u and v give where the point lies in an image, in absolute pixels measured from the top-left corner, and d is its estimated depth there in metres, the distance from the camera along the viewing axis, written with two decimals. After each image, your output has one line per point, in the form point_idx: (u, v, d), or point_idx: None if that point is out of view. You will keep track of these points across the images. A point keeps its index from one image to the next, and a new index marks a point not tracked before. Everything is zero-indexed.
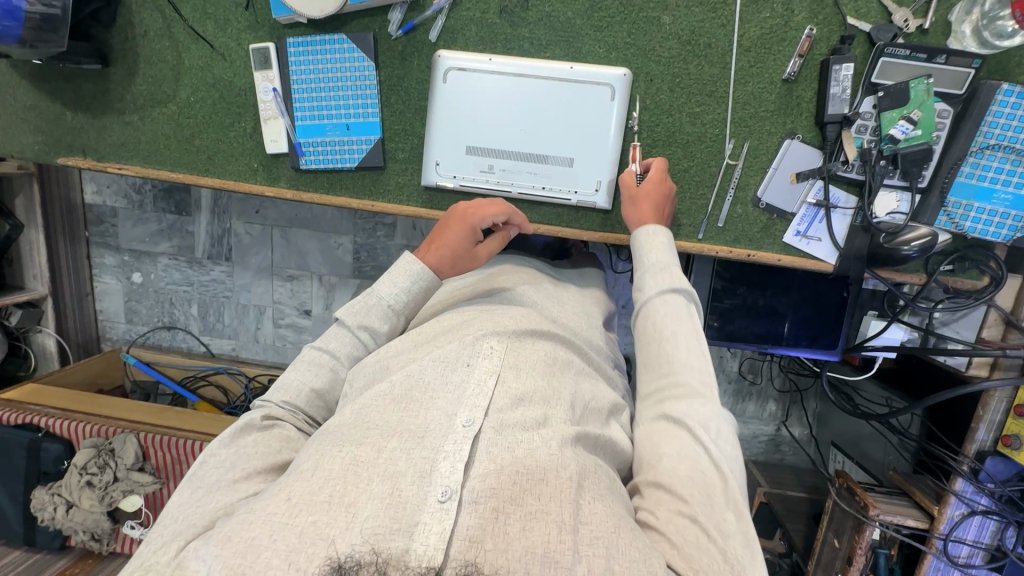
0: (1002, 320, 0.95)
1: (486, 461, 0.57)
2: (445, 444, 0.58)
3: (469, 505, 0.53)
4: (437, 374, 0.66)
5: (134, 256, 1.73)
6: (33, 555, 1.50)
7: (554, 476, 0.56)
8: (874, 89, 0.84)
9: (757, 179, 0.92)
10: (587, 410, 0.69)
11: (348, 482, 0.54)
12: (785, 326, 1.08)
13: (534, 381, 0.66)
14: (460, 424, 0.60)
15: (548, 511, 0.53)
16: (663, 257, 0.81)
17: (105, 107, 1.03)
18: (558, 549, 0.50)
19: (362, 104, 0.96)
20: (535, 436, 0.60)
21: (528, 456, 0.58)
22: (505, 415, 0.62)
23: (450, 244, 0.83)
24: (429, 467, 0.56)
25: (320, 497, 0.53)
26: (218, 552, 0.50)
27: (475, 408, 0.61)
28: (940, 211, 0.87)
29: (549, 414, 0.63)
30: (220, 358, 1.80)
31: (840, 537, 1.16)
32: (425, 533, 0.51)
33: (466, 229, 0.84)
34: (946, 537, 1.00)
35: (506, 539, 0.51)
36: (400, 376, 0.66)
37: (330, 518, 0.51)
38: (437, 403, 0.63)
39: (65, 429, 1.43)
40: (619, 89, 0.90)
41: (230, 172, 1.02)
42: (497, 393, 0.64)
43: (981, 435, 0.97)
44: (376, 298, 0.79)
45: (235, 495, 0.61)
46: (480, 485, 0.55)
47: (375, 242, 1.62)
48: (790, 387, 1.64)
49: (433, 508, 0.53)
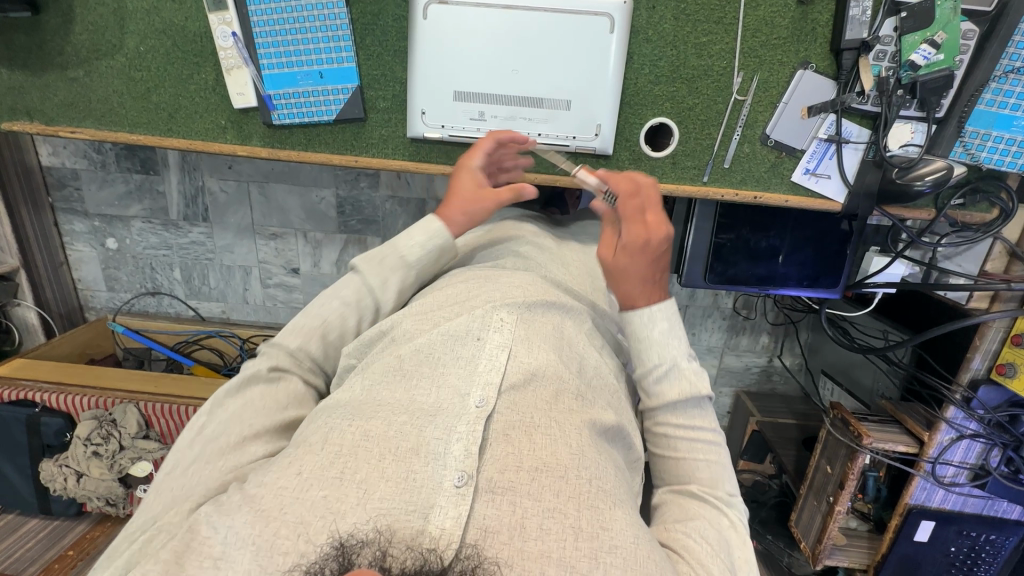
0: (1006, 252, 0.94)
1: (502, 444, 0.56)
2: (459, 424, 0.57)
3: (485, 494, 0.52)
4: (446, 348, 0.65)
5: (105, 220, 1.64)
6: (51, 522, 1.51)
7: (574, 476, 0.55)
8: (897, 9, 0.77)
9: (766, 116, 0.87)
10: (594, 379, 0.69)
11: (358, 458, 0.54)
12: (787, 268, 1.06)
13: (547, 355, 0.65)
14: (474, 404, 0.59)
15: (567, 514, 0.52)
16: (661, 323, 0.72)
17: (45, 62, 0.92)
18: (573, 555, 0.49)
19: (335, 47, 0.87)
20: (551, 422, 0.59)
21: (547, 450, 0.56)
22: (518, 394, 0.61)
23: (457, 190, 0.82)
24: (443, 450, 0.55)
25: (330, 472, 0.53)
26: (228, 530, 0.49)
27: (488, 386, 0.60)
28: (956, 142, 0.83)
29: (558, 390, 0.63)
30: (211, 321, 1.76)
31: (832, 464, 1.21)
32: (441, 515, 0.50)
33: (460, 177, 0.83)
34: (934, 461, 1.05)
35: (522, 535, 0.50)
36: (408, 351, 0.65)
37: (340, 493, 0.51)
38: (449, 380, 0.62)
39: (61, 403, 1.41)
40: (619, 19, 0.82)
41: (196, 131, 0.93)
42: (509, 367, 0.63)
43: (976, 363, 0.99)
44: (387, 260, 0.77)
45: (245, 456, 0.63)
46: (497, 475, 0.54)
47: (359, 195, 1.54)
48: (783, 319, 1.65)
49: (449, 491, 0.52)
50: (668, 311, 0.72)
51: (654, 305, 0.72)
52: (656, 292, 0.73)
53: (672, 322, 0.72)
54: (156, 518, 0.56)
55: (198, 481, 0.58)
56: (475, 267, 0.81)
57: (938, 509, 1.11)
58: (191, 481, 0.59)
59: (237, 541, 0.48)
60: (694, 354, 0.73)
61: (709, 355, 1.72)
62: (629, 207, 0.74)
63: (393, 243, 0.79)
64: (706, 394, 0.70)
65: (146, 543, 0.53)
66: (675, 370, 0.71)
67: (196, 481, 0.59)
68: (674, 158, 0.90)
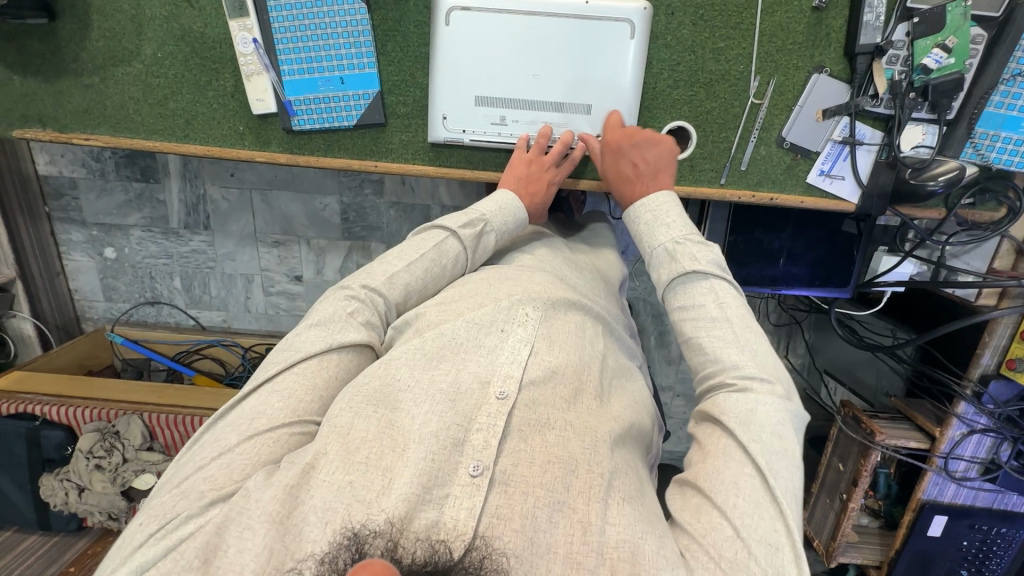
0: (1013, 250, 0.96)
1: (516, 439, 0.56)
2: (479, 414, 0.57)
3: (499, 486, 0.52)
4: (470, 335, 0.64)
5: (104, 229, 1.61)
6: (50, 538, 1.47)
7: (586, 470, 0.54)
8: (909, 14, 0.80)
9: (782, 119, 0.89)
10: (614, 381, 0.69)
11: (383, 446, 0.53)
12: (798, 268, 1.08)
13: (567, 355, 0.65)
14: (494, 395, 0.58)
15: (576, 509, 0.52)
16: (647, 215, 0.76)
17: (59, 69, 0.91)
18: (580, 553, 0.49)
19: (356, 53, 0.88)
20: (566, 422, 0.58)
21: (559, 446, 0.56)
22: (538, 389, 0.60)
23: (541, 200, 0.87)
24: (462, 437, 0.55)
25: (356, 458, 0.52)
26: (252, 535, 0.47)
27: (508, 379, 0.60)
28: (967, 142, 0.86)
29: (579, 389, 0.62)
30: (212, 331, 1.74)
31: (844, 462, 1.22)
32: (456, 506, 0.50)
33: (535, 184, 0.86)
34: (946, 456, 1.07)
35: (533, 527, 0.50)
36: (432, 334, 0.64)
37: (366, 480, 0.51)
38: (469, 366, 0.61)
39: (63, 416, 1.37)
40: (639, 25, 0.83)
41: (213, 137, 0.93)
42: (530, 362, 0.62)
43: (986, 359, 1.01)
44: (423, 248, 0.74)
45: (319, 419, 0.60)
46: (512, 468, 0.54)
47: (364, 201, 1.53)
48: (786, 320, 1.56)
49: (464, 481, 0.52)
50: (654, 206, 0.76)
51: (640, 202, 0.77)
52: (653, 189, 0.79)
53: (657, 213, 0.75)
54: None
55: None
56: (496, 266, 0.80)
57: (951, 504, 1.13)
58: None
59: (262, 515, 0.48)
60: (687, 235, 0.71)
61: None
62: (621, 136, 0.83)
63: (473, 209, 0.80)
64: (697, 268, 0.67)
65: None
66: (665, 253, 0.71)
67: None
68: (691, 161, 0.92)
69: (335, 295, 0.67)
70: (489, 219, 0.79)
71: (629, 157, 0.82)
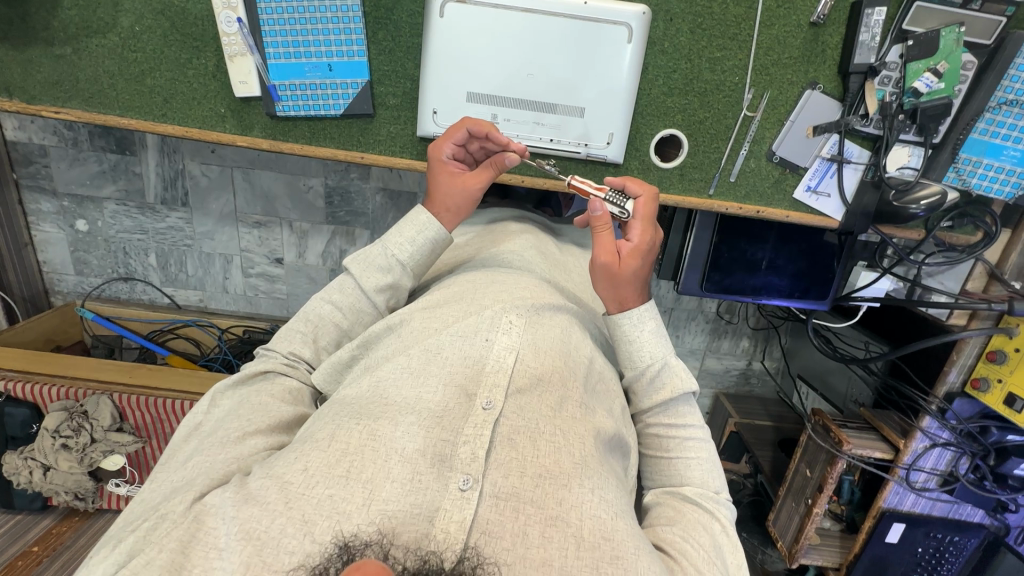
0: (986, 272, 0.98)
1: (505, 448, 0.55)
2: (465, 426, 0.56)
3: (490, 499, 0.51)
4: (456, 348, 0.63)
5: (75, 201, 1.55)
6: (12, 517, 1.43)
7: (577, 484, 0.54)
8: (904, 37, 0.81)
9: (773, 133, 0.89)
10: (596, 384, 0.69)
11: (364, 459, 0.53)
12: (781, 279, 1.09)
13: (551, 360, 0.64)
14: (480, 406, 0.58)
15: (568, 523, 0.51)
16: (651, 324, 0.71)
17: (29, 36, 0.86)
18: (575, 565, 0.49)
19: (346, 40, 0.85)
20: (554, 429, 0.58)
21: (551, 458, 0.55)
22: (524, 397, 0.60)
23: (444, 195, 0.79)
24: (449, 452, 0.55)
25: (335, 472, 0.51)
26: (233, 544, 0.47)
27: (494, 390, 0.59)
28: (950, 167, 0.87)
29: (565, 395, 0.62)
30: (188, 310, 1.70)
31: (811, 468, 1.25)
32: (446, 520, 0.49)
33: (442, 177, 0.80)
34: (908, 467, 1.10)
35: (525, 543, 0.49)
36: (418, 350, 0.63)
37: (346, 493, 0.50)
38: (453, 378, 0.61)
39: (28, 393, 1.31)
40: (636, 30, 0.82)
41: (193, 117, 0.89)
42: (515, 371, 0.62)
43: (952, 376, 1.05)
44: (388, 256, 0.75)
45: (246, 449, 0.58)
46: (502, 480, 0.53)
47: (348, 186, 1.50)
48: (764, 324, 1.61)
49: (454, 495, 0.51)
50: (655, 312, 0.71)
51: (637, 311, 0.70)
52: (631, 300, 0.71)
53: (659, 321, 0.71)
54: (162, 505, 0.53)
55: (205, 468, 0.56)
56: (478, 267, 0.79)
57: (909, 512, 1.17)
58: (191, 471, 0.56)
59: (240, 530, 0.47)
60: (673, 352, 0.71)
61: (690, 356, 1.66)
62: (623, 264, 0.70)
63: (382, 242, 0.76)
64: (689, 390, 0.70)
65: (153, 528, 0.50)
66: (665, 369, 0.70)
67: (200, 464, 0.56)
68: (682, 169, 0.91)
69: (258, 358, 0.72)
70: (404, 262, 0.75)
71: (632, 266, 0.69)
